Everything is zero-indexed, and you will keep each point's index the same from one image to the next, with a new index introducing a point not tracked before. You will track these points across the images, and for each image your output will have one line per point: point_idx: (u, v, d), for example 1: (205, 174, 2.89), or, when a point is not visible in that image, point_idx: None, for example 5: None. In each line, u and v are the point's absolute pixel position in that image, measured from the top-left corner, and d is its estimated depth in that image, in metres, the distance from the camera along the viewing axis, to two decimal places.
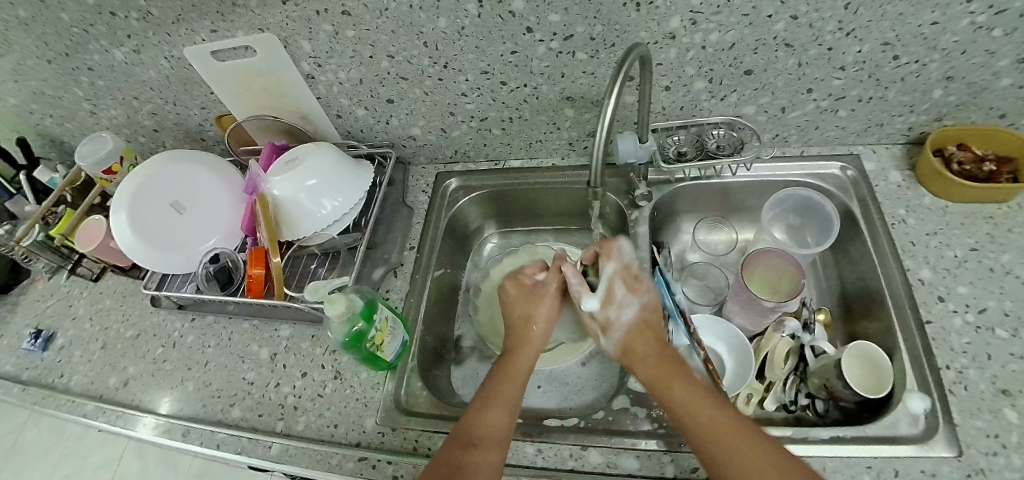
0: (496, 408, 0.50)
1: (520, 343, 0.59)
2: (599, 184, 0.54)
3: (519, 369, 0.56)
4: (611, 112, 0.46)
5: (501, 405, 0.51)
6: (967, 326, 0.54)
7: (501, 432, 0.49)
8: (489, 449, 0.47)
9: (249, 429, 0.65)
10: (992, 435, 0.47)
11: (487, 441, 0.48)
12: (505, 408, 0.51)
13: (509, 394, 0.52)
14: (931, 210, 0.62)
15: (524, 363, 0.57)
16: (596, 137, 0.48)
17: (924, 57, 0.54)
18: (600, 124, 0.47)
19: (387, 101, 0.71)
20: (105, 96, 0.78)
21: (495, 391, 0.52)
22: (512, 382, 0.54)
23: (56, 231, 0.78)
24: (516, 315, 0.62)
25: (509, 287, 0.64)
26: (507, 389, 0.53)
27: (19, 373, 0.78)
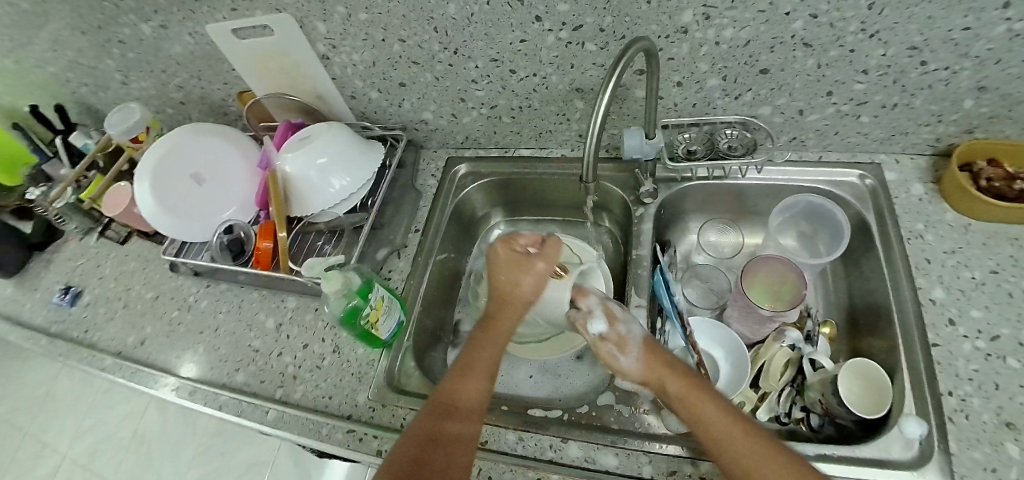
0: (474, 378, 0.49)
1: (505, 307, 0.55)
2: (593, 179, 0.53)
3: (498, 330, 0.53)
4: (606, 106, 0.45)
5: (479, 372, 0.50)
6: (976, 353, 0.51)
7: (478, 400, 0.48)
8: (464, 420, 0.46)
9: (251, 394, 0.68)
10: (989, 469, 0.45)
11: (463, 415, 0.47)
12: (482, 374, 0.50)
13: (485, 359, 0.51)
14: (952, 227, 0.59)
15: (507, 324, 0.54)
16: (587, 130, 0.47)
17: (954, 64, 0.51)
18: (594, 117, 0.46)
19: (399, 84, 0.71)
20: (135, 68, 0.81)
21: (470, 360, 0.51)
22: (488, 346, 0.52)
23: (87, 194, 0.83)
24: (501, 279, 0.57)
25: (498, 248, 0.59)
26: (485, 353, 0.51)
27: (48, 326, 0.84)
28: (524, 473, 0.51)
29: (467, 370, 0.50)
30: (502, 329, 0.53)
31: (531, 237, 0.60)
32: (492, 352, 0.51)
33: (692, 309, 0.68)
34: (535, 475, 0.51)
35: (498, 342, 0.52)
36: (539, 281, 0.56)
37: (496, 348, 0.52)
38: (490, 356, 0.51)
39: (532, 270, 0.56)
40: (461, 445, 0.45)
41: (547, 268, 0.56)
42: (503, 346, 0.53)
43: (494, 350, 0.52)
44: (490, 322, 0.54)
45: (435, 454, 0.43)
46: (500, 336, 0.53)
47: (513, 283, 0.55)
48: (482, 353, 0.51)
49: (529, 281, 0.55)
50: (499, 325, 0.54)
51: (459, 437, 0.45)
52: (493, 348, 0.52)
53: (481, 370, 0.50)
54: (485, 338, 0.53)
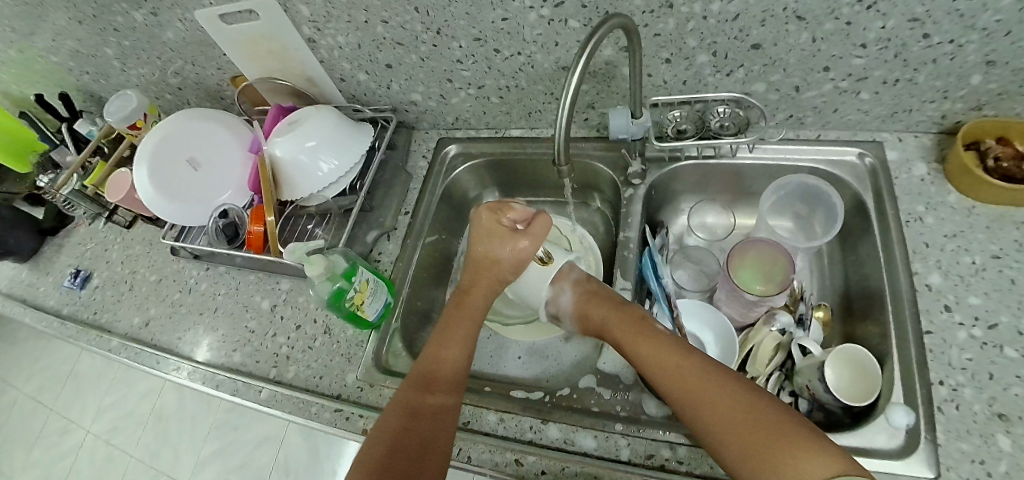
0: (450, 354, 0.52)
1: (478, 281, 0.57)
2: (566, 161, 0.49)
3: (469, 310, 0.56)
4: (575, 87, 0.43)
5: (451, 351, 0.52)
6: (972, 341, 0.49)
7: (455, 375, 0.50)
8: (443, 394, 0.48)
9: (246, 374, 0.70)
10: (976, 461, 0.44)
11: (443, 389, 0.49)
12: (456, 350, 0.52)
13: (458, 339, 0.53)
14: (955, 210, 0.57)
15: (478, 300, 0.56)
16: (557, 111, 0.44)
17: (958, 37, 0.48)
18: (564, 94, 0.43)
19: (387, 66, 0.71)
20: (132, 56, 0.82)
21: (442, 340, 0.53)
22: (459, 325, 0.54)
23: (89, 182, 0.85)
24: (480, 250, 0.57)
25: (485, 215, 0.59)
26: (455, 333, 0.54)
27: (61, 308, 0.88)
28: (504, 454, 0.52)
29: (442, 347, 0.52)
30: (473, 307, 0.56)
31: (523, 212, 0.59)
32: (464, 330, 0.54)
33: (681, 292, 0.67)
34: (514, 456, 0.51)
35: (469, 321, 0.55)
36: (520, 260, 0.56)
37: (469, 327, 0.55)
38: (464, 334, 0.54)
39: (514, 248, 0.55)
40: (444, 418, 0.47)
41: (531, 249, 0.55)
42: (475, 324, 0.55)
43: (466, 327, 0.54)
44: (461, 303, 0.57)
45: (419, 428, 0.45)
46: (470, 316, 0.55)
47: (495, 260, 0.56)
48: (454, 333, 0.54)
49: (506, 257, 0.55)
50: (470, 304, 0.56)
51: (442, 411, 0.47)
52: (464, 326, 0.54)
53: (456, 349, 0.52)
54: (456, 317, 0.55)
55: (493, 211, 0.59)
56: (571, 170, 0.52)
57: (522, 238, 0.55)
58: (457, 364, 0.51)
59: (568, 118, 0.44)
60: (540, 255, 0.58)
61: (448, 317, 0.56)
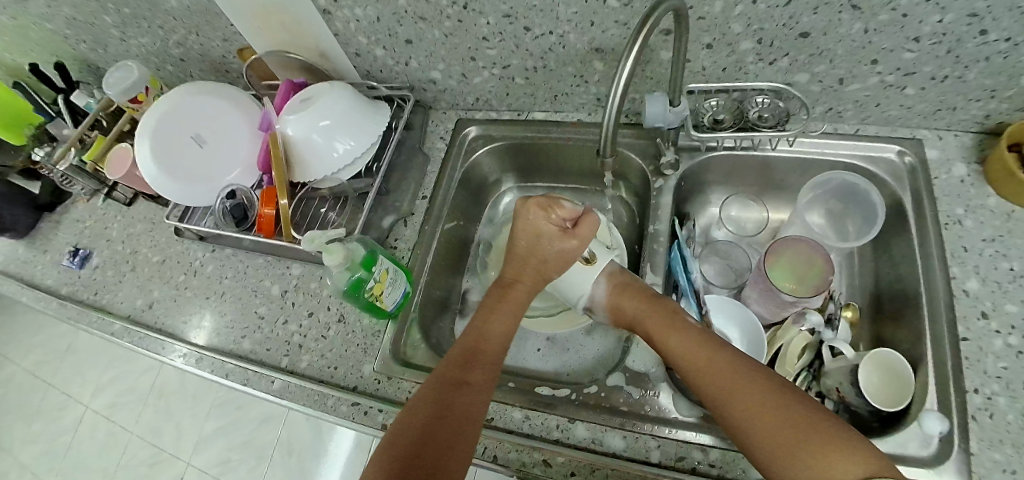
0: (489, 346, 0.51)
1: (524, 273, 0.57)
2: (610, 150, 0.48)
3: (510, 307, 0.55)
4: (627, 72, 0.41)
5: (491, 346, 0.51)
6: (1008, 350, 0.49)
7: (491, 367, 0.50)
8: (478, 383, 0.47)
9: (257, 362, 0.68)
10: (1008, 470, 0.44)
11: (479, 379, 0.48)
12: (494, 346, 0.52)
13: (497, 334, 0.53)
14: (994, 213, 0.55)
15: (521, 295, 0.56)
16: (608, 93, 0.42)
17: (1017, 34, 0.46)
18: (614, 81, 0.42)
19: (406, 41, 0.67)
20: (132, 24, 0.77)
21: (480, 332, 0.52)
22: (496, 319, 0.54)
23: (88, 156, 0.81)
24: (521, 242, 0.57)
25: (534, 211, 0.56)
26: (494, 326, 0.53)
27: (60, 287, 0.84)
28: (530, 453, 0.51)
29: (480, 343, 0.51)
30: (518, 299, 0.56)
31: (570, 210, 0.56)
32: (503, 325, 0.54)
33: (709, 287, 0.66)
34: (541, 456, 0.51)
35: (508, 316, 0.55)
36: (565, 259, 0.55)
37: (510, 317, 0.55)
38: (501, 331, 0.53)
39: (564, 248, 0.55)
40: (475, 407, 0.46)
41: (579, 250, 0.55)
42: (511, 320, 0.55)
43: (504, 322, 0.54)
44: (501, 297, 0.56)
45: (451, 417, 0.44)
46: (511, 311, 0.55)
47: (540, 257, 0.55)
48: (492, 328, 0.53)
49: (549, 257, 0.55)
50: (514, 296, 0.56)
51: (474, 400, 0.46)
52: (503, 321, 0.54)
53: (494, 343, 0.52)
54: (494, 311, 0.55)
55: (543, 208, 0.56)
56: (614, 162, 0.51)
57: (570, 238, 0.55)
58: (493, 357, 0.51)
59: (622, 96, 0.42)
60: (585, 255, 0.57)
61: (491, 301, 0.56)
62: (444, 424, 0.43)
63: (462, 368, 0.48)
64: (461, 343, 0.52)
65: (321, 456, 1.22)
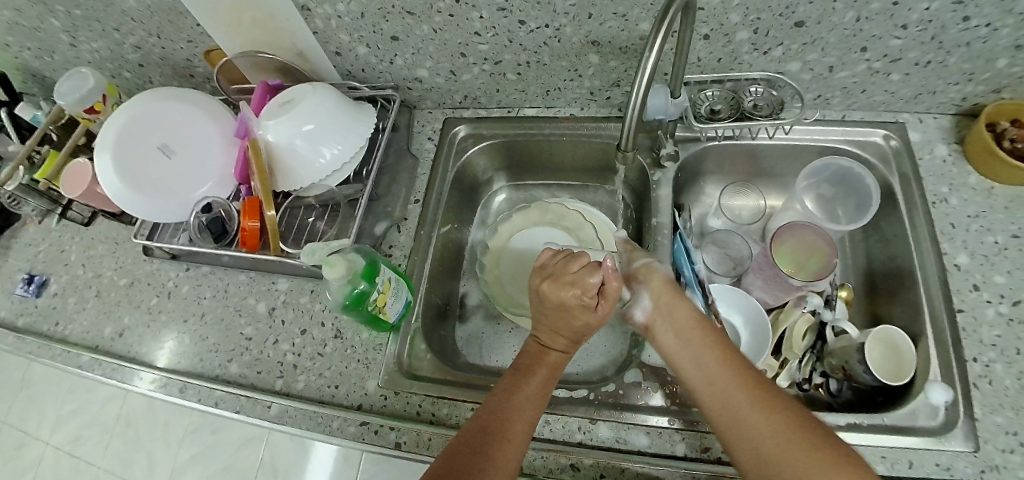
0: (529, 398, 0.46)
1: (557, 340, 0.51)
2: (630, 146, 0.56)
3: (546, 364, 0.49)
4: (652, 64, 0.44)
5: (529, 397, 0.46)
6: (1000, 318, 0.52)
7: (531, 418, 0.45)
8: (519, 437, 0.43)
9: (249, 386, 0.63)
10: (1011, 432, 0.46)
11: (519, 432, 0.43)
12: (534, 401, 0.46)
13: (535, 388, 0.47)
14: (976, 191, 0.59)
15: (554, 356, 0.50)
16: (629, 98, 0.49)
17: (996, 21, 0.49)
18: (639, 75, 0.46)
19: (392, 37, 0.64)
20: (85, 27, 0.72)
21: (512, 388, 0.46)
22: (536, 371, 0.48)
23: (41, 175, 0.75)
24: (551, 317, 0.51)
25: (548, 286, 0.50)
26: (534, 380, 0.47)
27: (14, 319, 0.77)
28: (556, 458, 0.50)
29: (516, 394, 0.46)
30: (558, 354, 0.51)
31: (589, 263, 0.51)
32: (542, 378, 0.48)
33: (712, 276, 0.67)
34: (569, 462, 0.50)
35: (547, 373, 0.49)
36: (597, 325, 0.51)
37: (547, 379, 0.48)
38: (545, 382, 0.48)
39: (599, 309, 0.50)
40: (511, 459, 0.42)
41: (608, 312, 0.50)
42: (550, 374, 0.49)
43: (542, 377, 0.48)
44: (539, 353, 0.51)
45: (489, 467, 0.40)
46: (549, 371, 0.49)
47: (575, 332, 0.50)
48: (530, 383, 0.47)
49: (583, 327, 0.50)
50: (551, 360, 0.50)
51: (511, 455, 0.42)
52: (541, 377, 0.48)
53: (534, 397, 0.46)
54: (532, 367, 0.49)
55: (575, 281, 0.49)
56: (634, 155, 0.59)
57: (602, 304, 0.50)
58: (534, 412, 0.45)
59: (642, 101, 0.49)
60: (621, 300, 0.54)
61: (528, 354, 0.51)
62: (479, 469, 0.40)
63: (500, 414, 0.44)
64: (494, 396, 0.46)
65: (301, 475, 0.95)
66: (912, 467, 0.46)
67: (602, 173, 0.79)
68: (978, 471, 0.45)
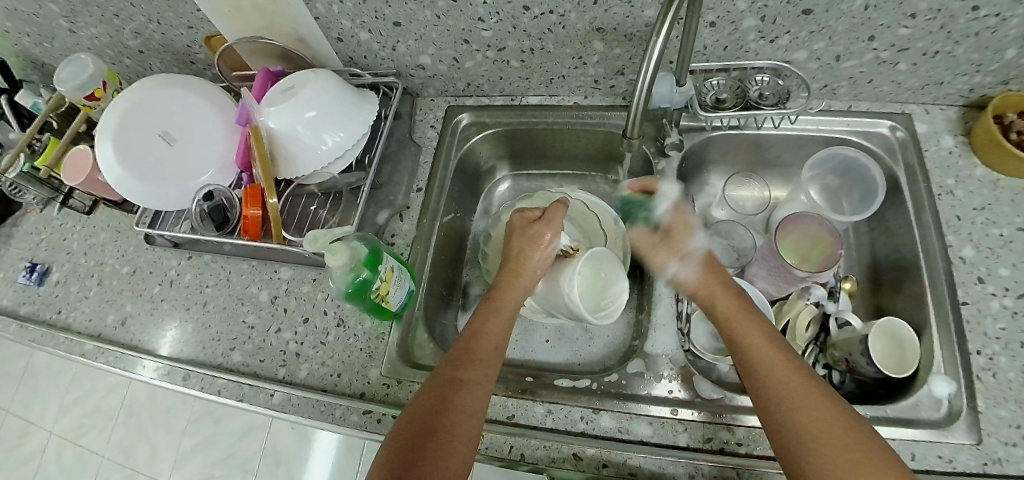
0: (482, 360, 0.48)
1: (511, 278, 0.56)
2: (634, 134, 0.56)
3: (503, 307, 0.54)
4: (659, 50, 0.44)
5: (488, 341, 0.50)
6: (1004, 311, 0.52)
7: (486, 372, 0.48)
8: (479, 387, 0.46)
9: (251, 374, 0.63)
10: (1013, 425, 0.46)
11: (477, 391, 0.46)
12: (493, 346, 0.50)
13: (493, 334, 0.51)
14: (982, 183, 0.59)
15: (511, 295, 0.55)
16: (635, 85, 0.48)
17: (1006, 10, 0.48)
18: (645, 62, 0.46)
19: (394, 24, 0.63)
20: (84, 13, 0.71)
21: (479, 329, 0.51)
22: (498, 314, 0.53)
23: (42, 161, 0.75)
24: (512, 250, 0.58)
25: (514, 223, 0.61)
26: (493, 325, 0.52)
27: (17, 308, 0.78)
28: (559, 448, 0.50)
29: (471, 362, 0.48)
30: (512, 290, 0.55)
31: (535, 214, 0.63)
32: (499, 327, 0.52)
33: None
34: (571, 451, 0.50)
35: (504, 317, 0.53)
36: (538, 240, 0.57)
37: (502, 326, 0.52)
38: (496, 332, 0.51)
39: (541, 243, 0.57)
40: (474, 420, 0.44)
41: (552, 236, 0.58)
42: (508, 317, 0.53)
43: (501, 321, 0.53)
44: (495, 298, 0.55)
45: (437, 445, 0.41)
46: (502, 314, 0.53)
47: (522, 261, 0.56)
48: (488, 330, 0.51)
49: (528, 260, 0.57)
50: (504, 300, 0.55)
51: (468, 426, 0.43)
52: (499, 324, 0.52)
53: (487, 344, 0.50)
54: (495, 312, 0.53)
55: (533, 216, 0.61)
56: (639, 143, 0.58)
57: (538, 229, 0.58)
58: (493, 354, 0.49)
59: (648, 91, 0.48)
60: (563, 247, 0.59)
61: (480, 311, 0.54)
62: (424, 458, 0.40)
63: (459, 382, 0.46)
64: (450, 357, 0.48)
65: (304, 465, 0.96)
66: (914, 459, 0.46)
67: (604, 163, 0.79)
68: (979, 463, 0.45)
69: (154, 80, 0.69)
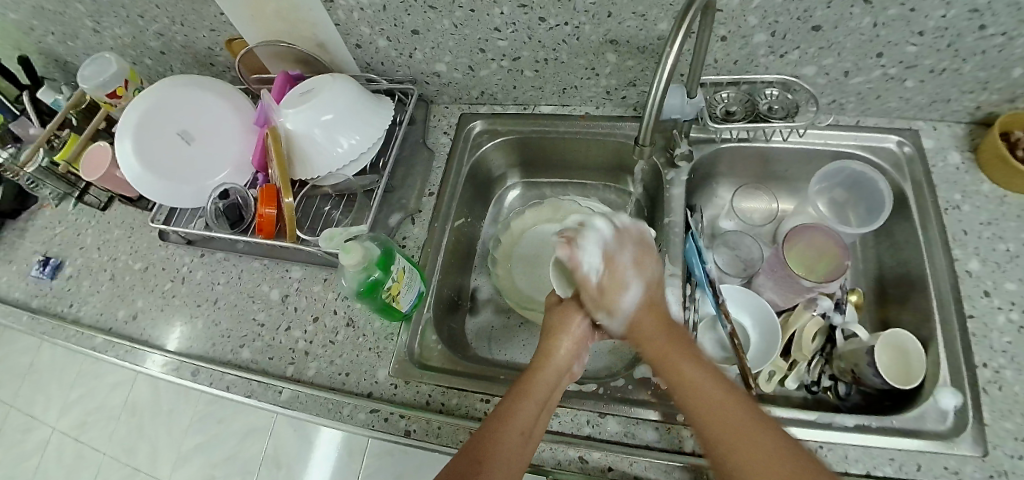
0: (511, 434, 0.43)
1: (543, 371, 0.49)
2: (647, 142, 0.57)
3: (537, 390, 0.47)
4: (673, 61, 0.45)
5: (518, 423, 0.44)
6: (1010, 325, 0.52)
7: (516, 447, 0.43)
8: (506, 454, 0.42)
9: (260, 371, 0.64)
10: (1019, 438, 0.46)
11: (506, 450, 0.42)
12: (519, 440, 0.43)
13: (523, 416, 0.45)
14: (989, 199, 0.59)
15: (543, 382, 0.48)
16: (648, 96, 0.49)
17: (1012, 29, 0.49)
18: (658, 73, 0.47)
19: (413, 32, 0.65)
20: (110, 14, 0.73)
21: (510, 407, 0.45)
22: (528, 398, 0.46)
23: (62, 156, 0.76)
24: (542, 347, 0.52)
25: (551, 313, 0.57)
26: (523, 407, 0.45)
27: (29, 300, 0.79)
28: (565, 451, 0.51)
29: (488, 457, 0.42)
30: (539, 389, 0.48)
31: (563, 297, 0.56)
32: (529, 410, 0.45)
33: (722, 277, 0.67)
34: (578, 454, 0.50)
35: (538, 405, 0.46)
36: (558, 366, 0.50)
37: (533, 411, 0.46)
38: (528, 414, 0.45)
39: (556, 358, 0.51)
40: (508, 466, 0.42)
41: (565, 358, 0.51)
42: (540, 406, 0.46)
43: (531, 408, 0.46)
44: (524, 391, 0.47)
45: None
46: (542, 399, 0.47)
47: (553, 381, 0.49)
48: (503, 444, 0.42)
49: (551, 380, 0.49)
50: (538, 387, 0.48)
51: (505, 469, 0.41)
52: (529, 409, 0.46)
53: (521, 421, 0.44)
54: (524, 392, 0.47)
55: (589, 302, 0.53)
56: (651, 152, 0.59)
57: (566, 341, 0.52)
58: (515, 462, 0.42)
59: (659, 103, 0.49)
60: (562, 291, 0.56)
61: (513, 389, 0.47)
62: None
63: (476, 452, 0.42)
64: (479, 429, 0.44)
65: (304, 468, 0.95)
66: (919, 470, 0.46)
67: (613, 172, 0.80)
68: (986, 476, 0.45)
69: (159, 84, 0.70)
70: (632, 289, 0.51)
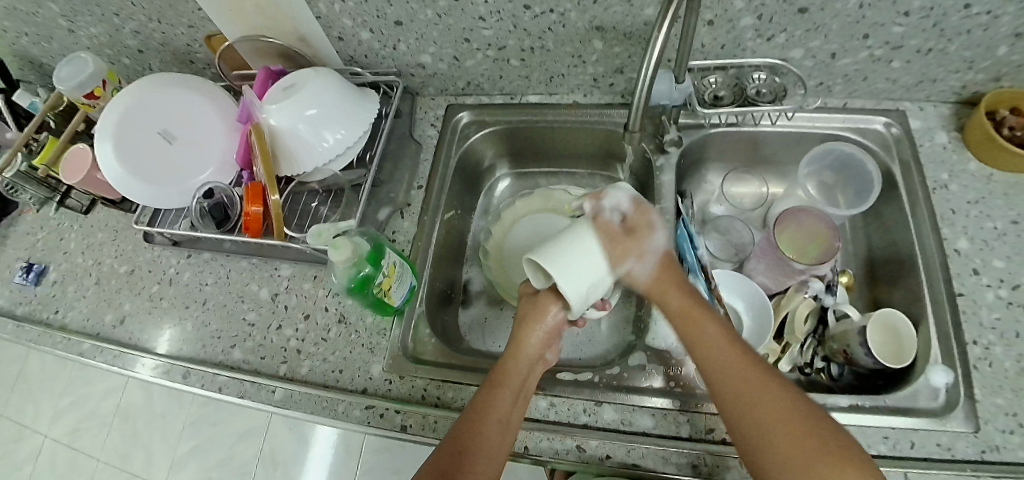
0: (491, 427, 0.44)
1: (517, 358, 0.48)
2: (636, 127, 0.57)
3: (511, 381, 0.47)
4: (660, 45, 0.44)
5: (496, 415, 0.44)
6: (999, 302, 0.52)
7: (496, 440, 0.43)
8: (488, 448, 0.43)
9: (252, 371, 0.63)
10: (1010, 413, 0.47)
11: (488, 444, 0.43)
12: (498, 430, 0.44)
13: (501, 409, 0.45)
14: (976, 177, 0.60)
15: (517, 371, 0.48)
16: (636, 82, 0.49)
17: (998, 8, 0.49)
18: (646, 57, 0.46)
19: (396, 23, 0.63)
20: (83, 12, 0.71)
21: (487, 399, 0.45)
22: (502, 389, 0.46)
23: (40, 160, 0.75)
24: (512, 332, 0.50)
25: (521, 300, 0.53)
26: (499, 399, 0.45)
27: (13, 308, 0.77)
28: (563, 441, 0.51)
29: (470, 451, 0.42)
30: (515, 377, 0.47)
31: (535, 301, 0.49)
32: (504, 401, 0.45)
33: (714, 263, 0.67)
34: (575, 443, 0.50)
35: (514, 394, 0.46)
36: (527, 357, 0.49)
37: (510, 402, 0.46)
38: (505, 404, 0.45)
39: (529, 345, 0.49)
40: (492, 460, 0.43)
41: (538, 346, 0.49)
42: (516, 394, 0.46)
43: (508, 398, 0.46)
44: (499, 381, 0.47)
45: None
46: (518, 386, 0.47)
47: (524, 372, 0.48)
48: (483, 437, 0.43)
49: (525, 368, 0.48)
50: (512, 375, 0.47)
51: (487, 464, 0.42)
52: (506, 398, 0.46)
53: (499, 415, 0.45)
54: (498, 383, 0.47)
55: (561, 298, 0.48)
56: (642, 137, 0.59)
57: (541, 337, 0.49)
58: (497, 451, 0.43)
59: (648, 88, 0.49)
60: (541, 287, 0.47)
61: (489, 380, 0.47)
62: None
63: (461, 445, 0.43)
64: (460, 423, 0.45)
65: (302, 467, 0.94)
66: (913, 447, 0.46)
67: (602, 160, 0.79)
68: (977, 451, 0.46)
69: (136, 84, 0.68)
70: (658, 236, 0.49)
